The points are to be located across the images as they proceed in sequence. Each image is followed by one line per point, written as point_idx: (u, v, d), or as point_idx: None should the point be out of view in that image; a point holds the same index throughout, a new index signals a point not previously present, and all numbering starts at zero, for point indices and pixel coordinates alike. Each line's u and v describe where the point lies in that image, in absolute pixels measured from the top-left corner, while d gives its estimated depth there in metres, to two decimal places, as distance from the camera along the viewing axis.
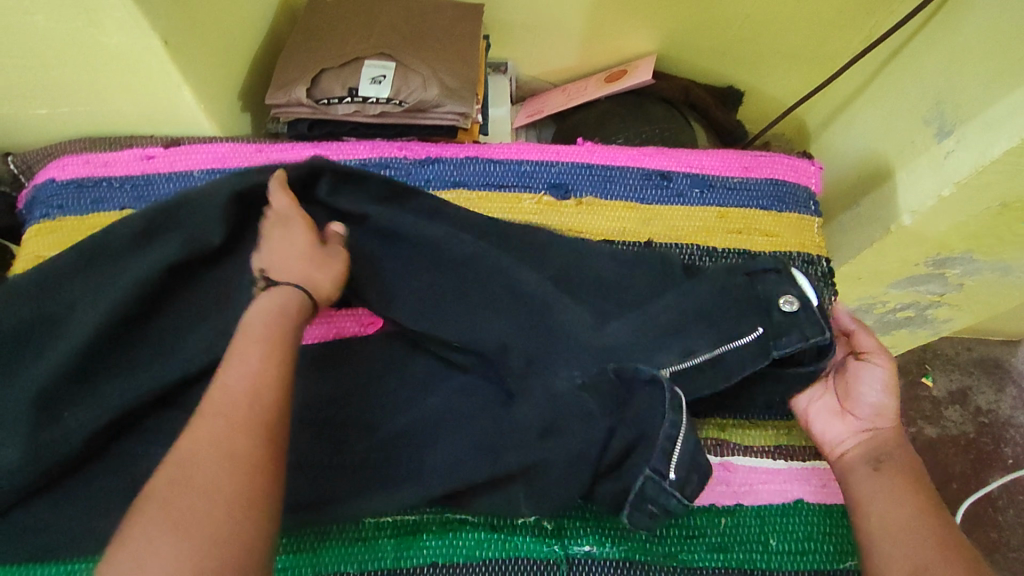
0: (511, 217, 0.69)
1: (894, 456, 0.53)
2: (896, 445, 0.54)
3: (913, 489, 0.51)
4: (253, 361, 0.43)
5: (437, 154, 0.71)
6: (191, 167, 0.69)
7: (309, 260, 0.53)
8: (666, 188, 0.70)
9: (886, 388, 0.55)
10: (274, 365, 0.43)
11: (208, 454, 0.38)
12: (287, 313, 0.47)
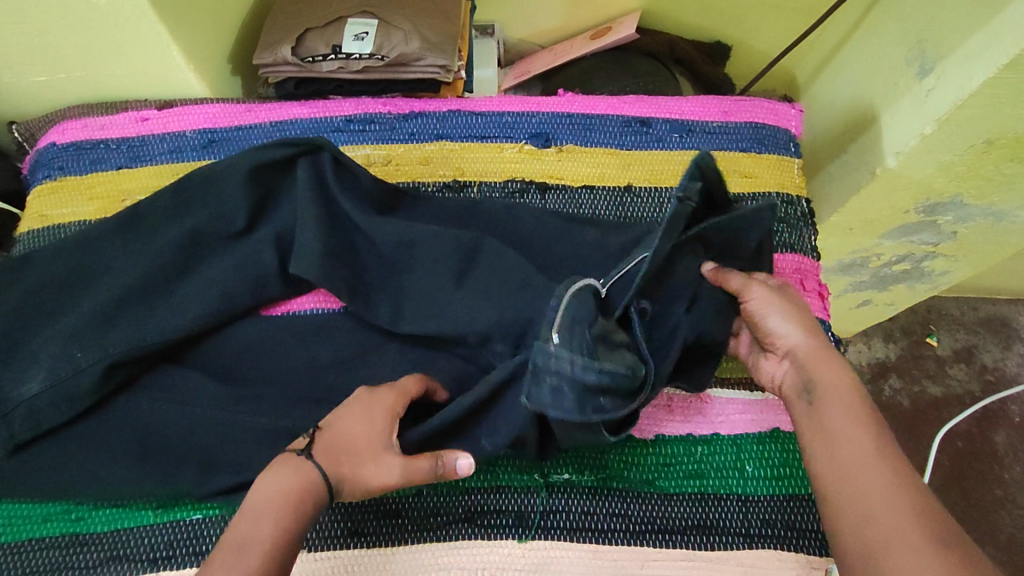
0: (493, 166, 0.70)
1: (819, 375, 0.47)
2: (815, 362, 0.48)
3: (843, 412, 0.45)
4: (263, 523, 0.42)
5: (421, 108, 0.73)
6: (184, 127, 0.72)
7: (367, 449, 0.47)
8: (646, 134, 0.72)
9: (771, 297, 0.51)
10: (283, 523, 0.42)
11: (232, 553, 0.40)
12: (310, 487, 0.44)
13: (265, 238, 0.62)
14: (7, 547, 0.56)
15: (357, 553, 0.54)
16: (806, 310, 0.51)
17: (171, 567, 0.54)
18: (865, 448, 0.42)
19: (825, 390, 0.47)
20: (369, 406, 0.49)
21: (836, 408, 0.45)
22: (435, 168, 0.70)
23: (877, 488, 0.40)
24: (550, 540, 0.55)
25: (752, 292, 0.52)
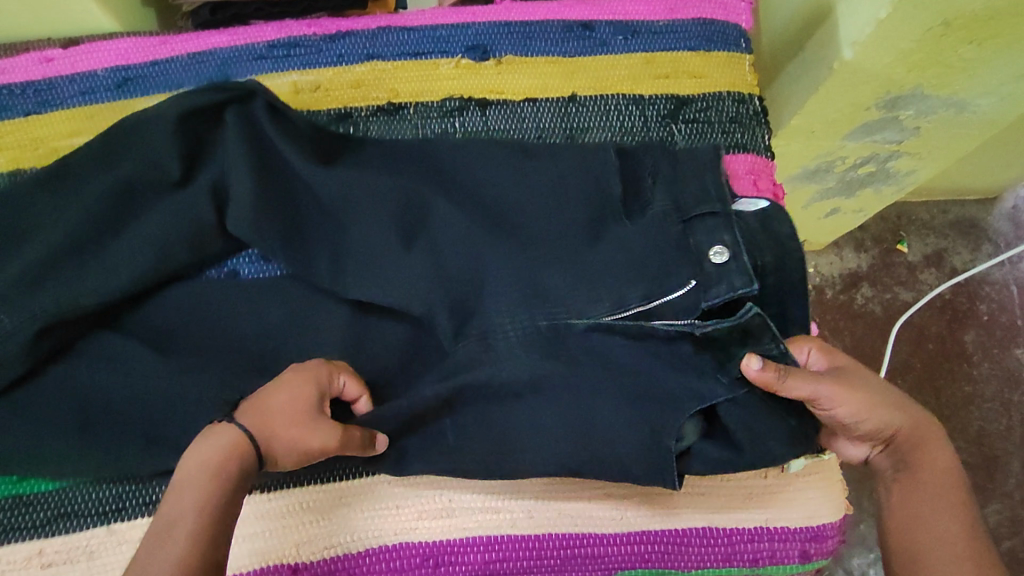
0: (429, 84, 0.66)
1: (932, 447, 0.51)
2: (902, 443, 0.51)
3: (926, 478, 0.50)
4: (186, 495, 0.43)
5: (348, 28, 0.68)
6: (94, 66, 0.66)
7: (284, 428, 0.46)
8: (589, 39, 0.67)
9: (843, 406, 0.49)
10: (206, 492, 0.43)
11: (184, 485, 0.43)
12: (227, 465, 0.44)
13: (194, 182, 0.57)
14: None
15: (311, 489, 0.52)
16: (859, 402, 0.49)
17: (125, 518, 0.54)
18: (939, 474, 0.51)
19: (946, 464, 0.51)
20: (295, 388, 0.47)
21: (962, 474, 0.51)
22: (368, 91, 0.66)
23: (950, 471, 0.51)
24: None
25: (823, 399, 0.48)
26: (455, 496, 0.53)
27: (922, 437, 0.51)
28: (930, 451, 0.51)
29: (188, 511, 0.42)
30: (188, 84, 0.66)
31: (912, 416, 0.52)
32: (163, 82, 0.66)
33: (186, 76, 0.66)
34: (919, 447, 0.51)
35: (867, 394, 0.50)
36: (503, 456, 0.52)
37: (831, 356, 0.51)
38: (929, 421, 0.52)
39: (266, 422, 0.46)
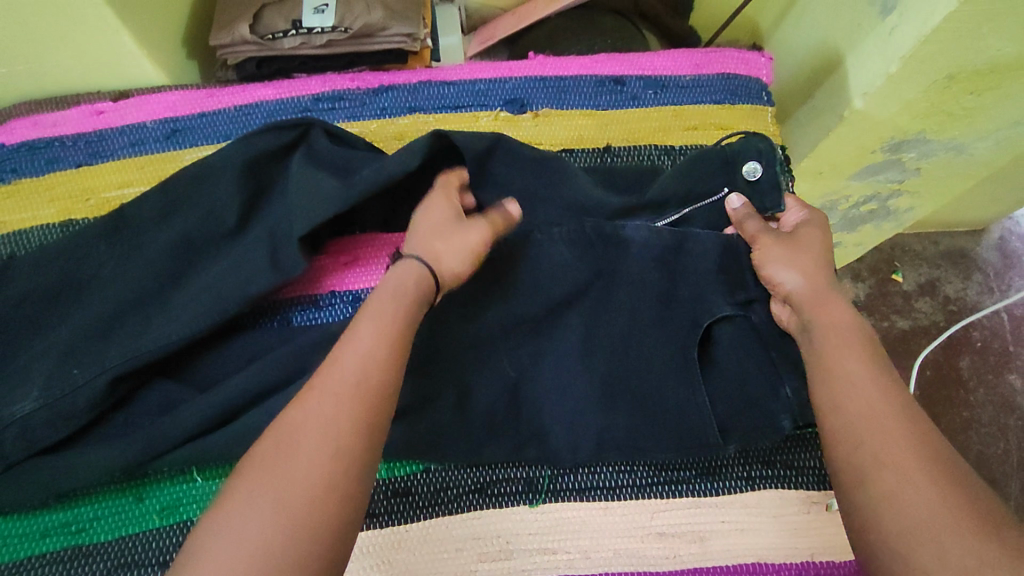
0: (470, 136, 0.69)
1: (842, 376, 0.45)
2: (814, 303, 0.50)
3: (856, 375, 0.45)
4: (377, 348, 0.44)
5: (390, 82, 0.71)
6: (143, 118, 0.68)
7: (439, 232, 0.52)
8: (621, 93, 0.71)
9: (775, 246, 0.54)
10: (394, 355, 0.44)
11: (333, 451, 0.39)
12: (398, 293, 0.48)
13: (261, 241, 0.59)
14: (5, 570, 0.52)
15: (371, 534, 0.54)
16: (806, 253, 0.53)
17: None
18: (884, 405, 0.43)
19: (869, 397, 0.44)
20: (422, 220, 0.54)
21: (893, 406, 0.43)
22: (412, 144, 0.68)
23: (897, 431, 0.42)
24: (561, 501, 0.56)
25: (760, 241, 0.55)
26: (511, 536, 0.55)
27: (834, 363, 0.46)
28: (840, 395, 0.44)
29: (376, 353, 0.44)
30: (235, 134, 0.68)
31: (819, 301, 0.50)
32: (212, 133, 0.68)
33: (233, 127, 0.68)
34: (828, 378, 0.46)
35: (802, 257, 0.53)
36: None
37: (816, 227, 0.56)
38: (860, 349, 0.47)
39: (428, 243, 0.52)
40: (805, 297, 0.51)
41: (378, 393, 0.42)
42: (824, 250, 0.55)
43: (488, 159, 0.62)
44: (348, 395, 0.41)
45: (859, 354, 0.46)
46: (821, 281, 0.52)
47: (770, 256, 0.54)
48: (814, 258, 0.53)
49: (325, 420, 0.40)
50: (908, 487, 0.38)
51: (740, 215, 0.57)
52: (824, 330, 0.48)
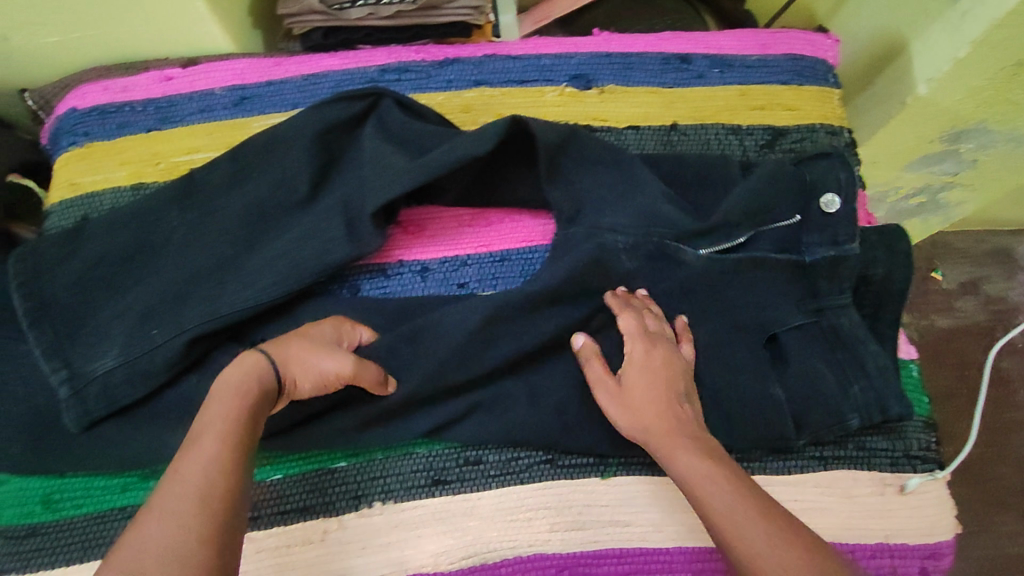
0: (537, 110, 0.69)
1: (671, 448, 0.49)
2: (668, 451, 0.49)
3: (711, 482, 0.45)
4: (211, 446, 0.41)
5: (456, 55, 0.71)
6: (212, 85, 0.69)
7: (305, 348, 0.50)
8: (688, 71, 0.71)
9: (612, 402, 0.54)
10: (230, 449, 0.41)
11: (208, 442, 0.41)
12: (249, 382, 0.45)
13: (334, 207, 0.60)
14: (83, 519, 0.54)
15: (442, 500, 0.55)
16: (647, 394, 0.52)
17: (258, 527, 0.54)
18: (721, 500, 0.44)
19: (710, 504, 0.44)
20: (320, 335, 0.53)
21: (707, 467, 0.47)
22: (478, 116, 0.69)
23: (722, 511, 0.43)
24: (630, 474, 0.57)
25: (602, 389, 0.55)
26: (579, 508, 0.56)
27: (669, 441, 0.50)
28: (683, 463, 0.48)
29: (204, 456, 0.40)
30: (302, 103, 0.68)
31: (651, 407, 0.52)
32: (280, 102, 0.69)
33: (300, 97, 0.69)
34: (667, 453, 0.49)
35: (630, 400, 0.53)
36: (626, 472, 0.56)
37: (631, 342, 0.55)
38: (672, 424, 0.50)
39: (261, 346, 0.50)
40: (637, 399, 0.52)
41: (224, 495, 0.38)
42: (647, 343, 0.55)
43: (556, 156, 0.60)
44: (184, 502, 0.37)
45: (689, 426, 0.51)
46: (644, 383, 0.53)
47: (604, 390, 0.55)
48: (643, 360, 0.55)
49: (174, 524, 0.36)
50: (741, 522, 0.42)
51: (631, 333, 0.55)
52: (681, 484, 0.48)
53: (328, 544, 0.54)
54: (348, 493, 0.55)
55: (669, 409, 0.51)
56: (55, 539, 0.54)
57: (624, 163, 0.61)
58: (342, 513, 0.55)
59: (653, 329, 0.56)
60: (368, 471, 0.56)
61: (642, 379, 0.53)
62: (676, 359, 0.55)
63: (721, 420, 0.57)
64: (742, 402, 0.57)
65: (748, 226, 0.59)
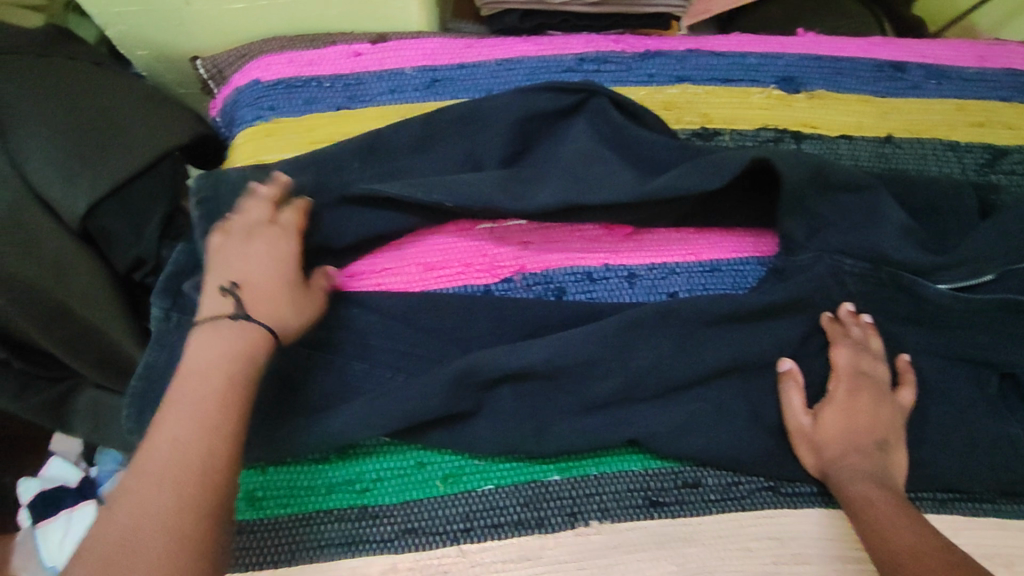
0: (745, 113, 0.65)
1: (849, 477, 0.51)
2: (856, 482, 0.50)
3: (895, 517, 0.47)
4: (196, 420, 0.41)
5: (657, 48, 0.67)
6: (402, 64, 0.65)
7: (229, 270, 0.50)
8: (902, 80, 0.67)
9: (812, 428, 0.53)
10: (216, 429, 0.41)
11: (168, 422, 0.40)
12: (231, 357, 0.44)
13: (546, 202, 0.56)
14: (291, 519, 0.53)
15: (662, 523, 0.53)
16: (848, 428, 0.53)
17: (472, 540, 0.52)
18: (902, 532, 0.46)
19: (890, 535, 0.46)
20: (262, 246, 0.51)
21: (876, 493, 0.49)
22: (680, 114, 0.65)
23: (904, 542, 0.45)
24: None
25: (799, 414, 0.54)
26: (806, 540, 0.53)
27: (851, 472, 0.51)
28: (860, 491, 0.50)
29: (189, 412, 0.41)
30: (497, 88, 0.64)
31: (840, 445, 0.52)
32: (472, 87, 0.65)
33: (495, 82, 0.65)
34: (840, 483, 0.51)
35: (831, 431, 0.53)
36: None
37: (838, 377, 0.54)
38: (865, 462, 0.51)
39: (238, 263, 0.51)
40: (829, 436, 0.53)
41: (229, 433, 0.41)
42: (853, 386, 0.54)
43: (815, 176, 0.56)
44: (156, 477, 0.38)
45: (871, 459, 0.51)
46: (844, 424, 0.53)
47: (796, 419, 0.54)
48: (847, 403, 0.54)
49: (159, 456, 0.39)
50: (901, 537, 0.45)
51: (846, 369, 0.54)
52: (857, 509, 0.49)
53: (546, 561, 0.52)
54: (563, 509, 0.53)
55: (868, 445, 0.52)
56: (265, 539, 0.52)
57: (862, 184, 0.57)
58: (558, 531, 0.52)
59: (864, 371, 0.54)
60: (582, 487, 0.54)
61: (845, 415, 0.53)
62: (885, 403, 0.54)
63: (960, 460, 0.54)
64: (984, 445, 0.55)
65: (997, 265, 0.56)
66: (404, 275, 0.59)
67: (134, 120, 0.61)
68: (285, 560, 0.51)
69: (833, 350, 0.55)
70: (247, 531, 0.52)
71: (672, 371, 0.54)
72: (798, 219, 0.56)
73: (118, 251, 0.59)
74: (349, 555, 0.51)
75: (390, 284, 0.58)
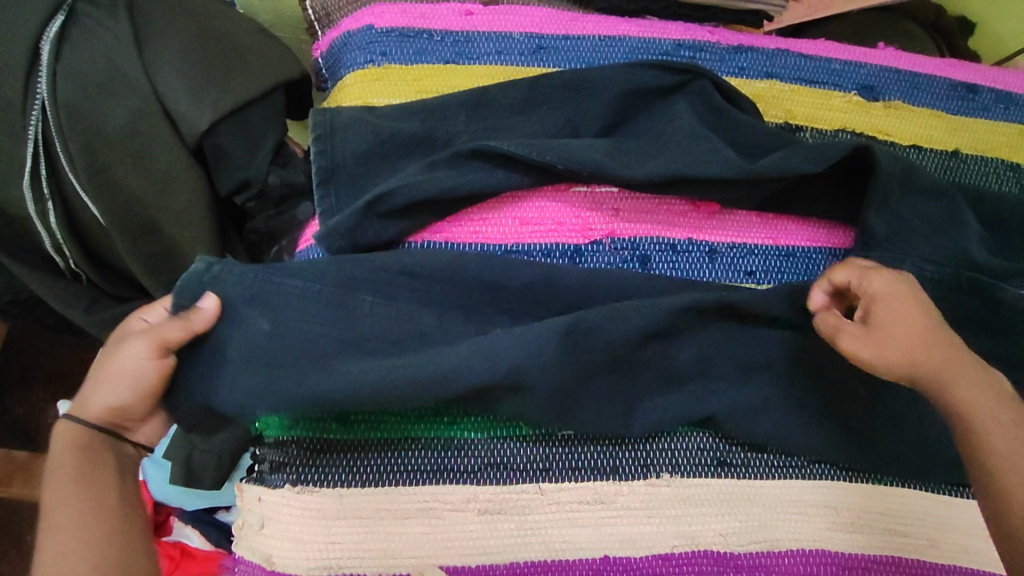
0: (827, 113, 0.68)
1: (944, 377, 0.49)
2: (944, 377, 0.49)
3: (1011, 427, 0.46)
4: (72, 503, 0.50)
5: (749, 43, 0.71)
6: (510, 28, 0.68)
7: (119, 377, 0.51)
8: (973, 101, 0.71)
9: (867, 341, 0.51)
10: (81, 486, 0.50)
11: (61, 483, 0.50)
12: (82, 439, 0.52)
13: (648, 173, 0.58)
14: (378, 443, 0.54)
15: (729, 483, 0.56)
16: (901, 329, 0.51)
17: (552, 480, 0.54)
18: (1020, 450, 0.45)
19: (1016, 466, 0.45)
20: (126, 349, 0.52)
21: (960, 383, 0.49)
22: (767, 107, 0.68)
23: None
24: (903, 487, 0.58)
25: (844, 331, 0.52)
26: (858, 511, 0.56)
27: (937, 370, 0.49)
28: (960, 391, 0.48)
29: (70, 499, 0.50)
30: (597, 62, 0.67)
31: (909, 339, 0.51)
32: (575, 58, 0.68)
33: (596, 56, 0.68)
34: (940, 385, 0.49)
35: (884, 338, 0.51)
36: (901, 515, 0.57)
37: (878, 284, 0.53)
38: (943, 351, 0.50)
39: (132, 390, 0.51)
40: (889, 332, 0.51)
41: (110, 504, 0.51)
42: (890, 279, 0.54)
43: (896, 179, 0.59)
44: (72, 525, 0.49)
45: (943, 348, 0.50)
46: (893, 315, 0.52)
47: (850, 335, 0.52)
48: (888, 290, 0.53)
49: (75, 552, 0.48)
50: None
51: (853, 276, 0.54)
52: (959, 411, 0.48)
53: (618, 506, 0.54)
54: (637, 460, 0.56)
55: (931, 342, 0.51)
56: (354, 460, 0.54)
57: (941, 192, 0.61)
58: (632, 479, 0.55)
59: (867, 266, 0.55)
60: (657, 441, 0.56)
61: (887, 315, 0.52)
62: (902, 279, 0.54)
63: None
64: None
65: None
66: (497, 227, 0.61)
67: (249, 49, 0.61)
68: (371, 480, 0.53)
69: (813, 289, 0.56)
70: (337, 449, 0.54)
71: (749, 345, 0.57)
72: (882, 215, 0.60)
73: (227, 172, 0.60)
74: (433, 481, 0.53)
75: (485, 233, 0.61)
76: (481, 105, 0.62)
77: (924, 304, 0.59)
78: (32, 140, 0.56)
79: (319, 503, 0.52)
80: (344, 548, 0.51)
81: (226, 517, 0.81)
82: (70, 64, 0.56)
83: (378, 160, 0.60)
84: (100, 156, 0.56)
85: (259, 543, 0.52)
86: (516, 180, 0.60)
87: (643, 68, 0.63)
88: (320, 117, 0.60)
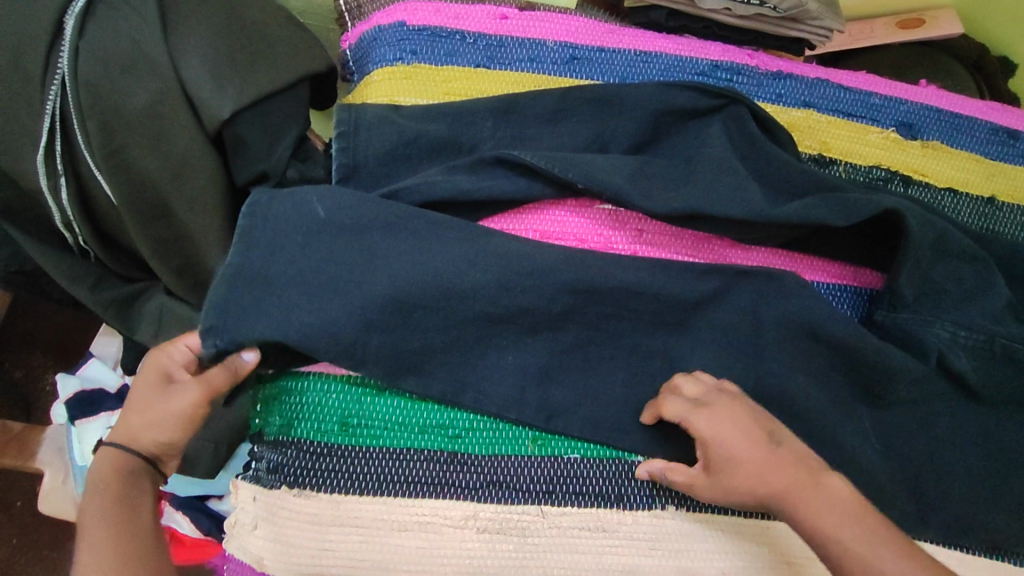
0: (862, 148, 0.67)
1: (722, 500, 0.49)
2: (787, 500, 0.47)
3: (833, 516, 0.46)
4: (98, 525, 0.46)
5: (788, 70, 0.69)
6: (544, 36, 0.66)
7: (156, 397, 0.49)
8: (1012, 148, 0.70)
9: (712, 487, 0.49)
10: (114, 519, 0.46)
11: (89, 526, 0.46)
12: (108, 475, 0.48)
13: (674, 199, 0.57)
14: (379, 452, 0.53)
15: (736, 521, 0.54)
16: (748, 470, 0.48)
17: (555, 504, 0.53)
18: (853, 535, 0.45)
19: (852, 549, 0.45)
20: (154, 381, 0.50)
21: (837, 527, 0.46)
22: (802, 137, 0.66)
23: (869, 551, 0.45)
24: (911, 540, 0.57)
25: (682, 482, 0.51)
26: None
27: (781, 497, 0.47)
28: (804, 516, 0.47)
29: (98, 519, 0.46)
30: (631, 78, 0.66)
31: (756, 464, 0.48)
32: (608, 71, 0.66)
33: (630, 71, 0.66)
34: (790, 516, 0.47)
35: (739, 446, 0.48)
36: None
37: (727, 424, 0.49)
38: (786, 476, 0.48)
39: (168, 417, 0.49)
40: (733, 469, 0.48)
41: (145, 526, 0.48)
42: (705, 412, 0.49)
43: (928, 228, 0.58)
44: (108, 531, 0.46)
45: (756, 472, 0.48)
46: (734, 453, 0.48)
47: (690, 479, 0.50)
48: (713, 431, 0.49)
49: (94, 558, 0.44)
50: (852, 540, 0.45)
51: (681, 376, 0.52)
52: (807, 531, 0.47)
53: (621, 535, 0.53)
54: (641, 490, 0.54)
55: (772, 463, 0.48)
56: (353, 466, 0.52)
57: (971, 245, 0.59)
58: (635, 509, 0.54)
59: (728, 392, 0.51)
60: (663, 472, 0.55)
61: (734, 466, 0.48)
62: (741, 407, 0.50)
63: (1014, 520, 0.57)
64: None
65: None
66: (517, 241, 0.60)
67: (278, 40, 0.60)
68: (370, 489, 0.52)
69: (663, 406, 0.51)
70: (336, 455, 0.53)
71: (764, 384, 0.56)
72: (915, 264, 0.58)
73: (245, 162, 0.59)
74: (432, 495, 0.52)
75: None
76: (509, 113, 0.61)
77: (949, 357, 0.57)
78: (49, 116, 0.55)
79: (316, 509, 0.51)
80: (338, 557, 0.50)
81: (217, 505, 0.79)
82: (93, 40, 0.55)
83: (401, 163, 0.58)
84: (116, 136, 0.55)
85: (251, 544, 0.51)
86: (539, 195, 0.58)
87: (678, 89, 0.62)
88: (346, 113, 0.58)
